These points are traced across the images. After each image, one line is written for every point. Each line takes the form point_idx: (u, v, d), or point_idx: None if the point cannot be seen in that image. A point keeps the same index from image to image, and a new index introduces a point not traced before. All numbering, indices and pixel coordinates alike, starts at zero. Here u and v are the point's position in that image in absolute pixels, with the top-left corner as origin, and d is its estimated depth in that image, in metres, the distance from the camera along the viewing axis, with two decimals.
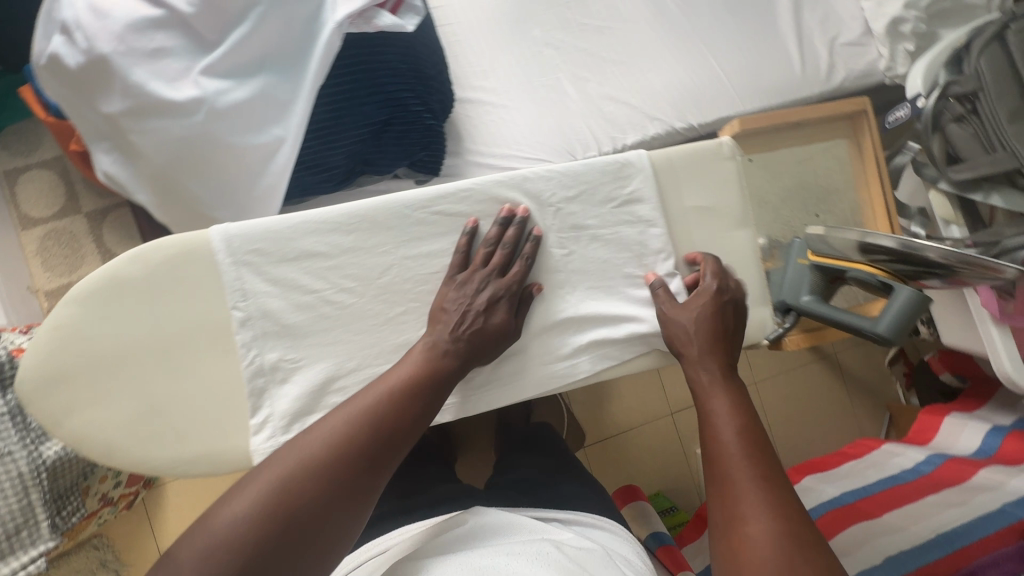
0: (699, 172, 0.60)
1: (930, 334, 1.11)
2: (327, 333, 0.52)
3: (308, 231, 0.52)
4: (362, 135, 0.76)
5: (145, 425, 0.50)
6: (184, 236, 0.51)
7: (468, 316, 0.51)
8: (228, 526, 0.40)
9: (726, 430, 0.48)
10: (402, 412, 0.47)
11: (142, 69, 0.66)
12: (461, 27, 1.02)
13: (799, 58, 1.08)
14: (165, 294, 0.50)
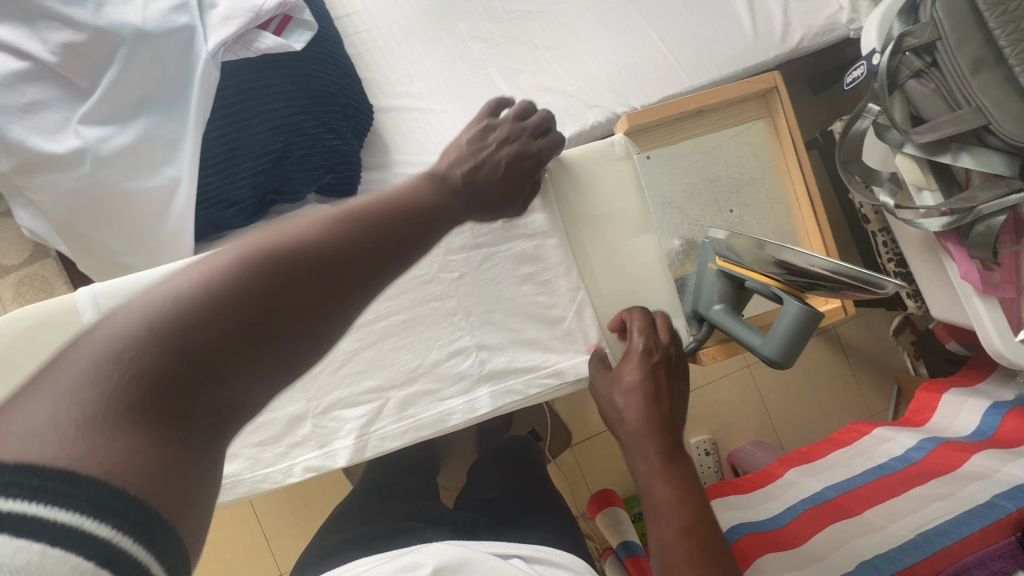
0: (591, 179, 0.64)
1: (919, 308, 1.01)
2: None
3: None
4: (262, 166, 0.73)
5: None
6: (44, 304, 0.50)
7: (488, 165, 0.54)
8: (198, 275, 0.33)
9: (668, 529, 0.46)
10: (398, 224, 0.43)
11: (19, 125, 0.64)
12: (382, 30, 0.97)
13: (749, 19, 0.99)
14: (28, 364, 0.50)
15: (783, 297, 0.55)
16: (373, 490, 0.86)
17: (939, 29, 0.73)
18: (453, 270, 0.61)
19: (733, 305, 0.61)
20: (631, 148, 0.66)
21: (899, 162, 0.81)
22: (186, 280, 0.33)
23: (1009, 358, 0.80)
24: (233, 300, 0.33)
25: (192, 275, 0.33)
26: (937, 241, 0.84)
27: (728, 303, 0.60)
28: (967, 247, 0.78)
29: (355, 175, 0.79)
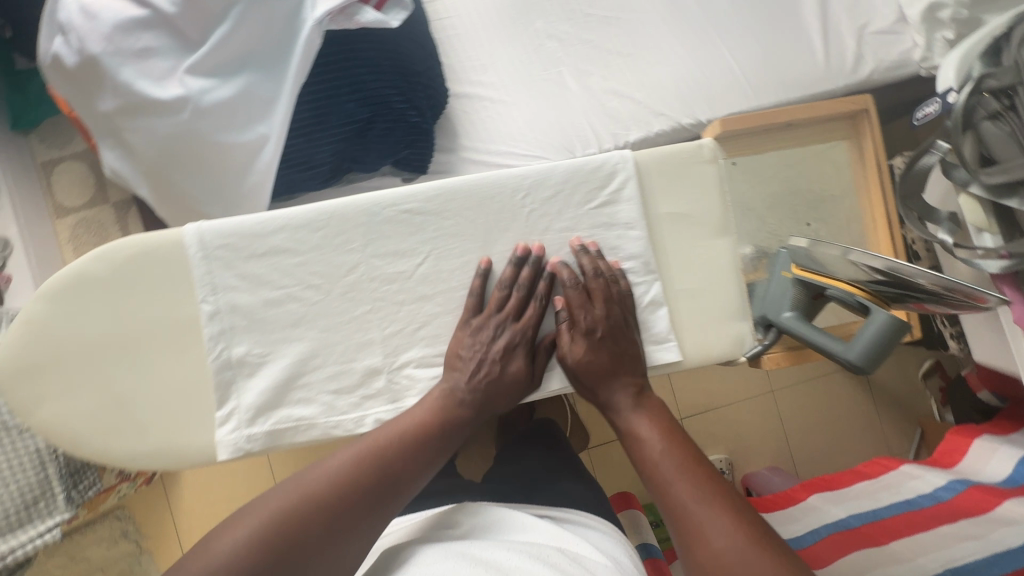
0: (678, 173, 0.56)
1: (960, 349, 1.01)
2: (284, 326, 0.52)
3: (278, 227, 0.53)
4: (345, 134, 0.76)
5: (111, 417, 0.52)
6: (146, 237, 0.52)
7: (485, 365, 0.51)
8: (236, 546, 0.41)
9: (653, 450, 0.46)
10: (410, 456, 0.48)
11: (129, 68, 0.68)
12: (463, 20, 1.01)
13: (822, 47, 1.00)
14: (130, 291, 0.51)
15: (869, 307, 0.53)
16: None
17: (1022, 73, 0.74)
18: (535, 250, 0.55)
19: (804, 314, 0.58)
20: (722, 150, 0.56)
21: (963, 202, 0.82)
22: (231, 548, 0.41)
23: None
24: (284, 533, 0.42)
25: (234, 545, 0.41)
26: (993, 283, 0.82)
27: (799, 311, 0.58)
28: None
29: (429, 151, 0.81)
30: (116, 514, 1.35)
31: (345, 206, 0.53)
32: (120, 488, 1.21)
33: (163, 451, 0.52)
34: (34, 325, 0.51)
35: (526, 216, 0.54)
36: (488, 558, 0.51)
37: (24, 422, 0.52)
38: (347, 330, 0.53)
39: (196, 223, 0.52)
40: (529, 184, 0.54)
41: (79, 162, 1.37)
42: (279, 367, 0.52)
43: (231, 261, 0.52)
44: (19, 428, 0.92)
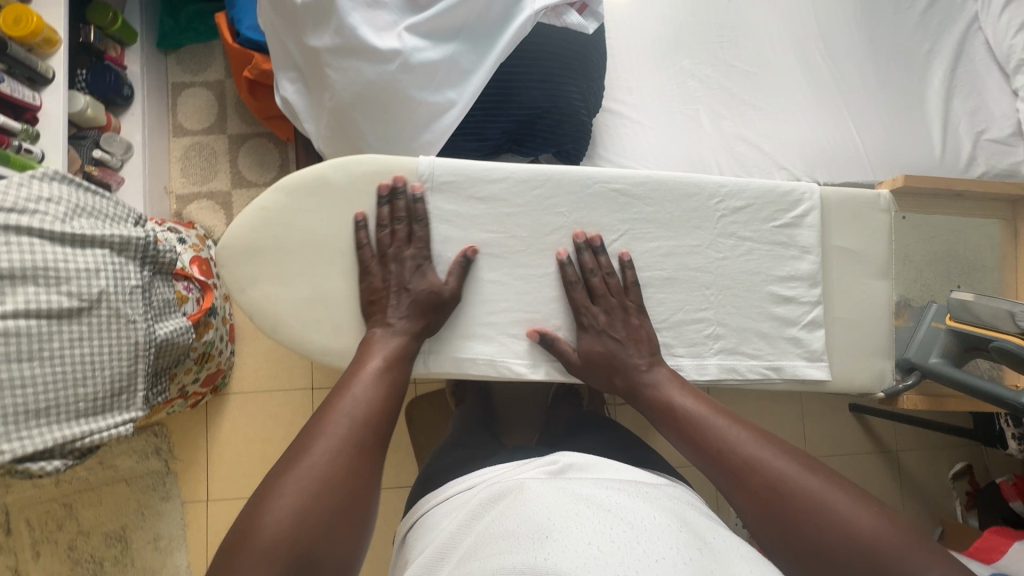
0: (856, 217, 0.61)
1: (1016, 449, 1.05)
2: (486, 268, 0.57)
3: (500, 179, 0.58)
4: (521, 117, 0.82)
5: (310, 311, 0.56)
6: (384, 160, 0.57)
7: (399, 296, 0.54)
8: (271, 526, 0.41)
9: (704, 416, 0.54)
10: (377, 397, 0.51)
11: (359, 15, 0.75)
12: (619, 43, 1.09)
13: (940, 141, 1.07)
14: (356, 204, 0.56)
15: None
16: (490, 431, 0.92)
17: None
18: (721, 252, 0.59)
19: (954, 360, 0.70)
20: (896, 205, 0.62)
21: None
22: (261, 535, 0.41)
23: None
24: (328, 481, 0.45)
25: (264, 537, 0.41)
26: None
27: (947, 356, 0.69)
28: None
29: (586, 145, 0.88)
30: (155, 431, 1.35)
31: (564, 172, 0.58)
32: (173, 404, 1.22)
33: (352, 352, 0.56)
34: (267, 213, 0.55)
35: (717, 220, 0.59)
36: (590, 493, 0.55)
37: (231, 299, 0.56)
38: (538, 284, 0.58)
39: (430, 158, 0.57)
40: (724, 193, 0.60)
41: (208, 90, 1.44)
42: (473, 301, 0.57)
43: (454, 198, 0.57)
44: (133, 314, 0.77)
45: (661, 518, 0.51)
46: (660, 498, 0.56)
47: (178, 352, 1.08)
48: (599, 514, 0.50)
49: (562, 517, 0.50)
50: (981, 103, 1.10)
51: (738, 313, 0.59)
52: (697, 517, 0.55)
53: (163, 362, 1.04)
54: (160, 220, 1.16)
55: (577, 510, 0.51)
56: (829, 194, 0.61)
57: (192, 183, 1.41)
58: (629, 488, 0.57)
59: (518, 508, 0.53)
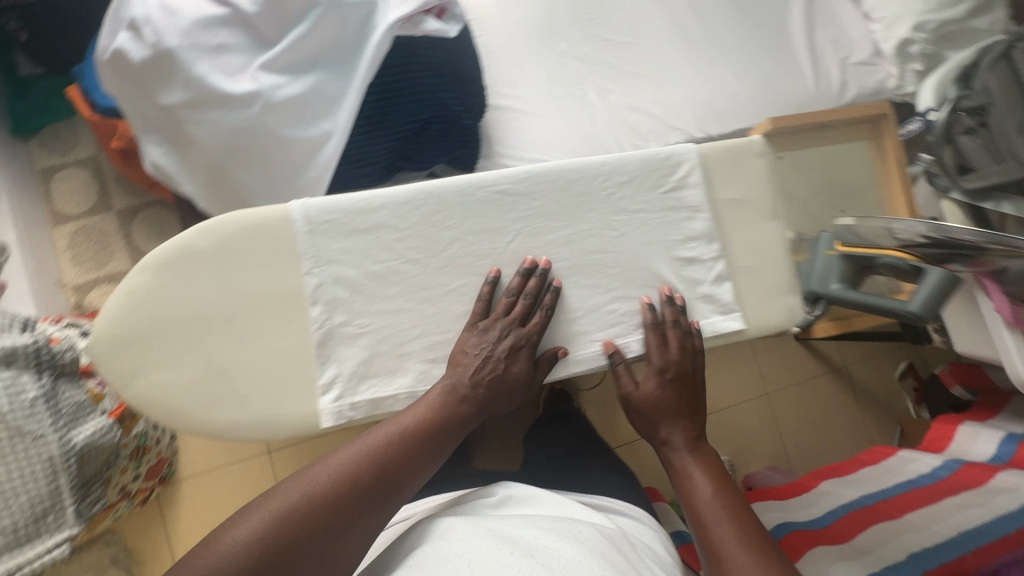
0: (735, 166, 0.63)
1: (941, 342, 1.12)
2: (385, 299, 0.55)
3: (379, 205, 0.55)
4: (404, 133, 0.80)
5: (208, 389, 0.52)
6: (255, 211, 0.54)
7: (489, 362, 0.53)
8: (235, 545, 0.44)
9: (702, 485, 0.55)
10: (402, 458, 0.51)
11: (205, 63, 0.70)
12: (493, 39, 1.08)
13: (812, 74, 1.13)
14: (232, 264, 0.53)
15: (919, 269, 0.62)
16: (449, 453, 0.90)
17: (990, 95, 0.86)
18: (616, 230, 0.59)
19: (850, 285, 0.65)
20: (769, 146, 0.64)
21: (945, 207, 0.95)
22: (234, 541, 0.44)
23: None
24: (297, 520, 0.46)
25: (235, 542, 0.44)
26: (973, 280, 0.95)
27: (845, 282, 0.63)
28: (1002, 284, 0.89)
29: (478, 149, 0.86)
30: (106, 540, 1.24)
31: (444, 186, 0.57)
32: (119, 507, 1.14)
33: (265, 421, 0.52)
34: (137, 296, 0.51)
35: (606, 199, 0.59)
36: (515, 535, 0.60)
37: (119, 395, 0.51)
38: (443, 302, 0.56)
39: (302, 199, 0.54)
40: (608, 171, 0.60)
41: (83, 168, 1.34)
42: (381, 335, 0.54)
43: (335, 235, 0.54)
44: (41, 429, 0.71)
45: (585, 563, 0.55)
46: (590, 537, 0.60)
47: (108, 453, 1.00)
48: (519, 557, 0.55)
49: (480, 563, 0.55)
50: (841, 31, 1.16)
51: (648, 284, 0.60)
52: (622, 558, 0.58)
53: (91, 469, 0.97)
54: (55, 320, 1.07)
55: (495, 554, 0.56)
56: (705, 149, 0.63)
57: (86, 271, 1.31)
58: (559, 528, 0.61)
59: (442, 546, 0.59)
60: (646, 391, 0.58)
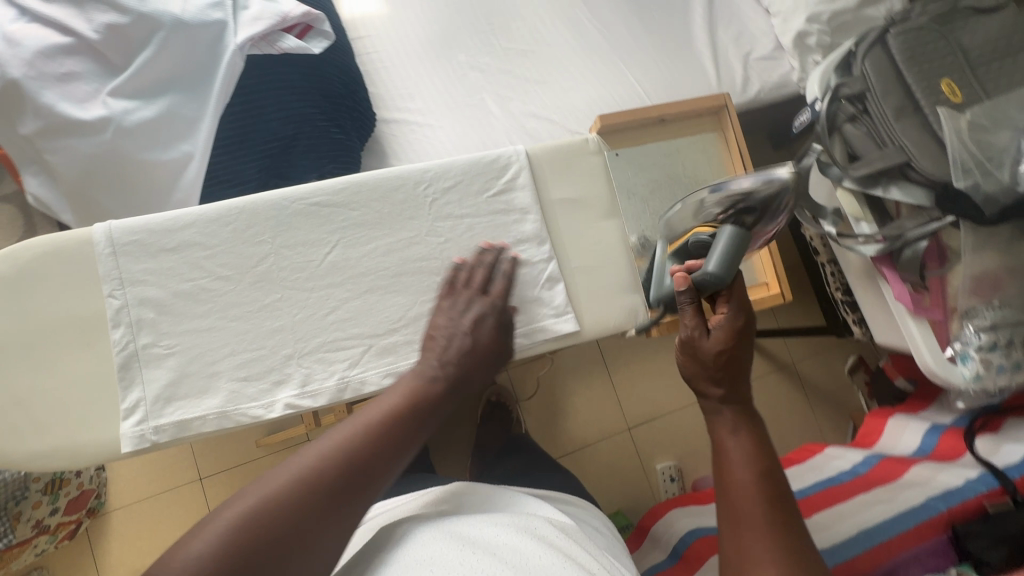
0: (569, 164, 0.67)
1: (863, 334, 1.10)
2: (202, 320, 0.55)
3: (188, 224, 0.56)
4: (270, 150, 0.80)
5: (6, 419, 0.52)
6: (57, 236, 0.54)
7: (456, 338, 0.54)
8: (196, 558, 0.38)
9: (740, 468, 0.51)
10: (388, 439, 0.47)
11: (51, 91, 0.69)
12: (388, 54, 1.08)
13: (714, 72, 1.12)
14: (30, 290, 0.53)
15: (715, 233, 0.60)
16: None
17: (868, 81, 0.85)
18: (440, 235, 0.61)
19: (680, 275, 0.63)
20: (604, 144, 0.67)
21: (842, 197, 0.92)
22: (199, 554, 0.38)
23: (940, 375, 0.87)
24: (271, 520, 0.40)
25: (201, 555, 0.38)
26: (876, 268, 0.93)
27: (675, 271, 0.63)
28: (899, 271, 0.87)
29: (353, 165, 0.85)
30: None
31: (257, 201, 0.57)
32: (37, 543, 1.10)
33: (66, 450, 0.52)
34: None
35: (429, 206, 0.61)
36: (475, 534, 0.55)
37: None
38: (258, 318, 0.56)
39: (106, 221, 0.54)
40: (432, 177, 0.61)
41: (8, 204, 1.32)
42: (187, 356, 0.55)
43: (143, 255, 0.55)
44: None
45: (546, 559, 0.52)
46: (546, 533, 0.57)
47: (15, 487, 1.01)
48: (486, 558, 0.51)
49: (442, 566, 0.50)
50: (743, 27, 1.16)
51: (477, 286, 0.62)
52: (581, 552, 0.56)
53: None
54: None
55: (464, 555, 0.51)
56: (538, 151, 0.67)
57: None
58: (517, 524, 0.57)
59: (399, 547, 0.54)
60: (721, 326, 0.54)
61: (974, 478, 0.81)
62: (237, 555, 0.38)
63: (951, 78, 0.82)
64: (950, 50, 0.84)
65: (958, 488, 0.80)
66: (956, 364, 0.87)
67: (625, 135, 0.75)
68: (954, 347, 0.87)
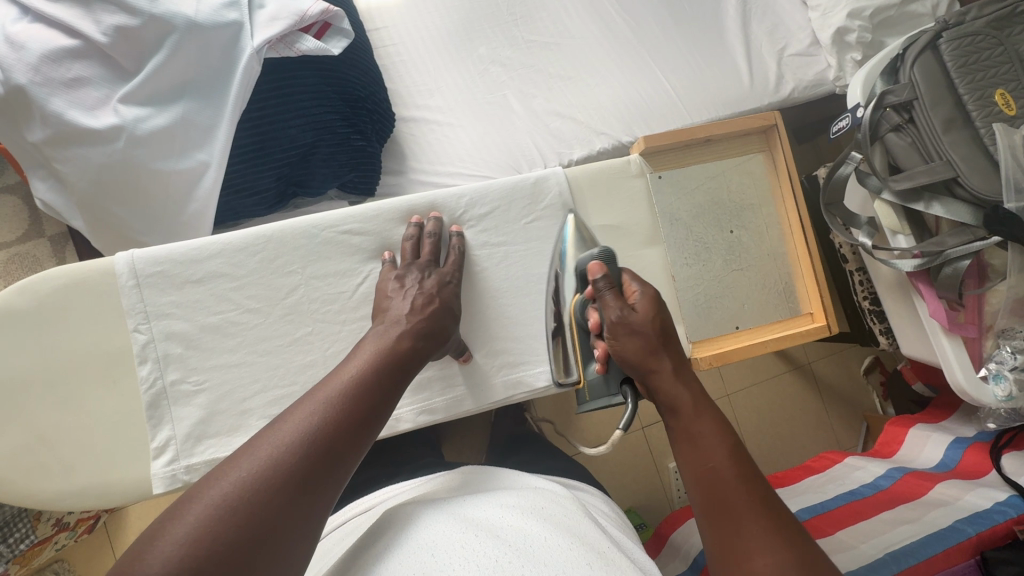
0: (610, 185, 0.73)
1: (889, 344, 1.08)
2: (227, 350, 0.62)
3: (214, 251, 0.62)
4: (289, 159, 0.77)
5: (32, 456, 0.57)
6: (66, 269, 0.59)
7: (419, 295, 0.60)
8: (172, 549, 0.36)
9: (717, 456, 0.50)
10: (360, 401, 0.48)
11: (60, 98, 0.66)
12: (405, 47, 1.03)
13: (747, 68, 1.07)
14: (52, 327, 0.58)
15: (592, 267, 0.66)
16: (363, 481, 0.86)
17: (917, 90, 0.80)
18: (484, 251, 0.71)
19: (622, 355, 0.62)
20: (645, 166, 0.73)
21: (877, 207, 0.88)
22: (174, 543, 0.36)
23: (971, 394, 0.85)
24: (264, 491, 0.40)
25: (180, 545, 0.36)
26: (909, 282, 0.90)
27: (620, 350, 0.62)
28: (935, 288, 0.85)
29: (375, 176, 0.83)
30: (53, 568, 1.16)
31: (284, 229, 0.63)
32: (58, 540, 1.08)
33: (94, 486, 0.58)
34: None
35: (470, 229, 0.70)
36: (484, 517, 0.52)
37: None
38: (288, 350, 0.64)
39: (127, 252, 0.60)
40: (467, 201, 0.70)
41: (12, 196, 1.22)
42: (216, 390, 0.62)
43: (166, 286, 0.61)
44: None
45: (554, 540, 0.49)
46: (555, 512, 0.55)
47: None
48: (490, 539, 0.48)
49: (446, 554, 0.46)
50: (778, 21, 1.10)
51: (496, 307, 0.71)
52: (589, 528, 0.53)
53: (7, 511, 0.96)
54: None
55: (459, 538, 0.48)
56: (579, 172, 0.72)
57: None
58: (526, 505, 0.55)
59: (400, 531, 0.51)
60: (642, 303, 0.59)
61: (1003, 501, 0.80)
62: (232, 549, 0.37)
63: (1005, 89, 0.79)
64: (1006, 59, 0.79)
65: (988, 510, 0.80)
66: (987, 383, 0.86)
67: (663, 158, 0.76)
68: (987, 367, 0.86)
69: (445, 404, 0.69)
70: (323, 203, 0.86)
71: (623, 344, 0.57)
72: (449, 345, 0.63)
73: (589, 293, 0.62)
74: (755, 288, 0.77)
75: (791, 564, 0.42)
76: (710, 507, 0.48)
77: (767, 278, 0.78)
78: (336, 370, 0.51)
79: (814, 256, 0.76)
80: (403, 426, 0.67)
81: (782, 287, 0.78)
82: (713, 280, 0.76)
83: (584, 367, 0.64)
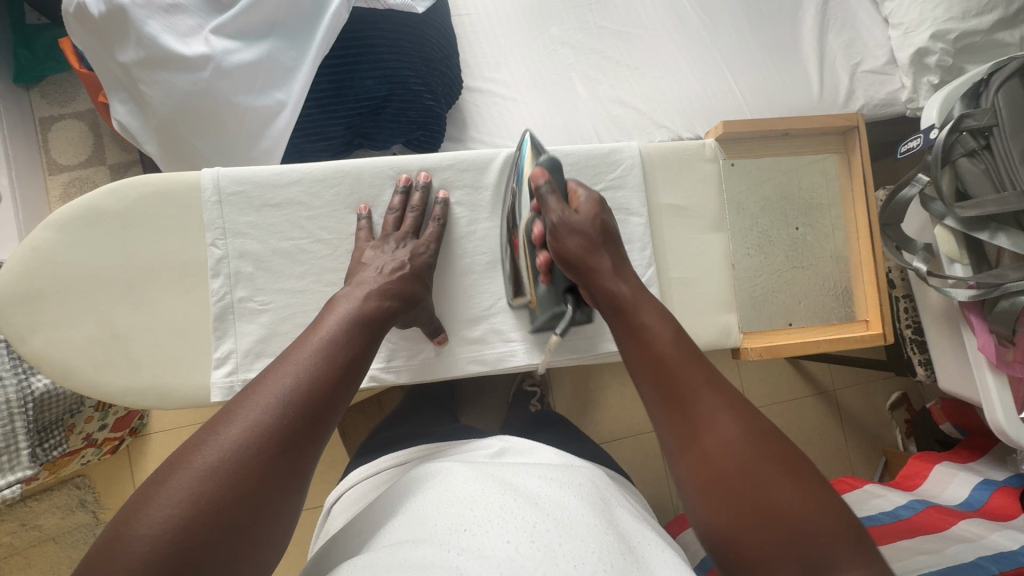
0: (681, 168, 0.73)
1: (926, 375, 1.06)
2: (291, 279, 0.64)
3: (291, 183, 0.64)
4: (361, 110, 0.79)
5: (102, 350, 0.60)
6: (159, 176, 0.62)
7: (392, 263, 0.60)
8: (159, 521, 0.37)
9: (662, 337, 0.53)
10: (333, 363, 0.49)
11: (157, 22, 0.68)
12: (479, 18, 1.05)
13: (818, 79, 1.06)
14: (134, 229, 0.61)
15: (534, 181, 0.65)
16: (391, 432, 0.88)
17: (998, 116, 0.79)
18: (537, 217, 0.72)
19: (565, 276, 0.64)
20: (720, 151, 0.73)
21: (938, 233, 0.86)
22: (163, 514, 0.37)
23: (1009, 435, 0.84)
24: (244, 464, 0.40)
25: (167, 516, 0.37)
26: (959, 312, 0.88)
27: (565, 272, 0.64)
28: (988, 321, 0.82)
29: (438, 135, 0.84)
30: (76, 482, 1.20)
31: (360, 170, 0.66)
32: (85, 454, 1.12)
33: (154, 390, 0.61)
34: (40, 254, 0.59)
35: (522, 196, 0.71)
36: (521, 485, 0.53)
37: (17, 349, 0.59)
38: None
39: (213, 169, 0.62)
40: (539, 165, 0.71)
41: (81, 121, 1.26)
42: (279, 313, 0.64)
43: (245, 208, 0.63)
44: None
45: (591, 519, 0.49)
46: (591, 491, 0.55)
47: (70, 402, 1.02)
48: (529, 508, 0.49)
49: (485, 509, 0.48)
50: (856, 35, 1.08)
51: None
52: (626, 518, 0.54)
53: (48, 416, 0.99)
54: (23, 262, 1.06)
55: (499, 499, 0.49)
56: (653, 151, 0.73)
57: None
58: (561, 479, 0.55)
59: (436, 486, 0.53)
60: (585, 207, 0.61)
61: None
62: (220, 521, 0.38)
63: None
64: None
65: (1013, 552, 0.78)
66: None
67: (740, 147, 0.76)
68: None
69: (491, 359, 0.71)
70: (386, 156, 0.88)
71: (567, 245, 0.59)
72: (422, 318, 0.63)
73: (534, 206, 0.62)
74: (806, 293, 0.77)
75: (745, 432, 0.45)
76: (663, 394, 0.50)
77: (821, 286, 0.77)
78: (308, 330, 0.51)
79: (878, 266, 0.75)
80: (449, 373, 0.70)
81: (837, 294, 0.78)
82: (770, 277, 0.76)
83: (532, 282, 0.65)
